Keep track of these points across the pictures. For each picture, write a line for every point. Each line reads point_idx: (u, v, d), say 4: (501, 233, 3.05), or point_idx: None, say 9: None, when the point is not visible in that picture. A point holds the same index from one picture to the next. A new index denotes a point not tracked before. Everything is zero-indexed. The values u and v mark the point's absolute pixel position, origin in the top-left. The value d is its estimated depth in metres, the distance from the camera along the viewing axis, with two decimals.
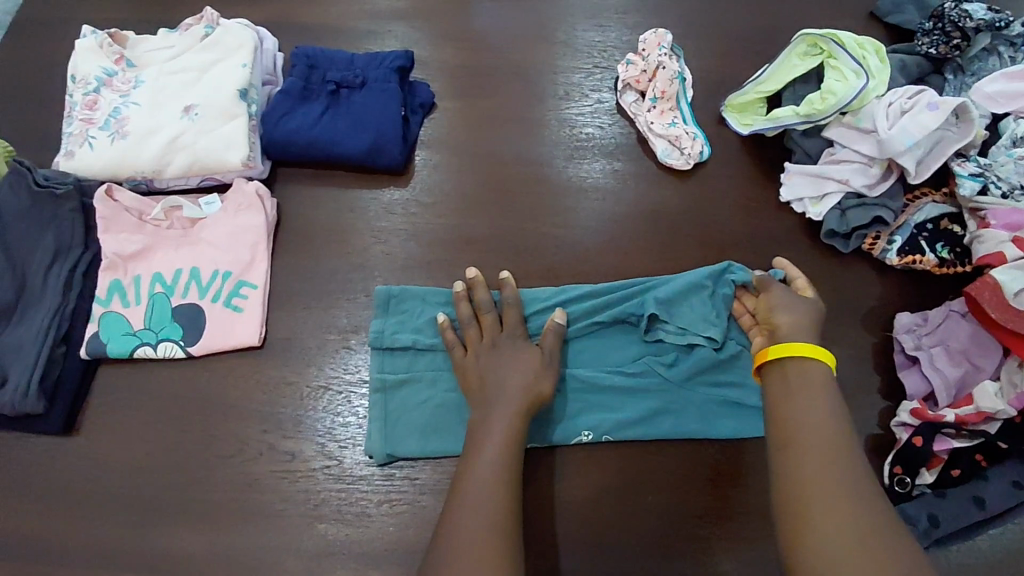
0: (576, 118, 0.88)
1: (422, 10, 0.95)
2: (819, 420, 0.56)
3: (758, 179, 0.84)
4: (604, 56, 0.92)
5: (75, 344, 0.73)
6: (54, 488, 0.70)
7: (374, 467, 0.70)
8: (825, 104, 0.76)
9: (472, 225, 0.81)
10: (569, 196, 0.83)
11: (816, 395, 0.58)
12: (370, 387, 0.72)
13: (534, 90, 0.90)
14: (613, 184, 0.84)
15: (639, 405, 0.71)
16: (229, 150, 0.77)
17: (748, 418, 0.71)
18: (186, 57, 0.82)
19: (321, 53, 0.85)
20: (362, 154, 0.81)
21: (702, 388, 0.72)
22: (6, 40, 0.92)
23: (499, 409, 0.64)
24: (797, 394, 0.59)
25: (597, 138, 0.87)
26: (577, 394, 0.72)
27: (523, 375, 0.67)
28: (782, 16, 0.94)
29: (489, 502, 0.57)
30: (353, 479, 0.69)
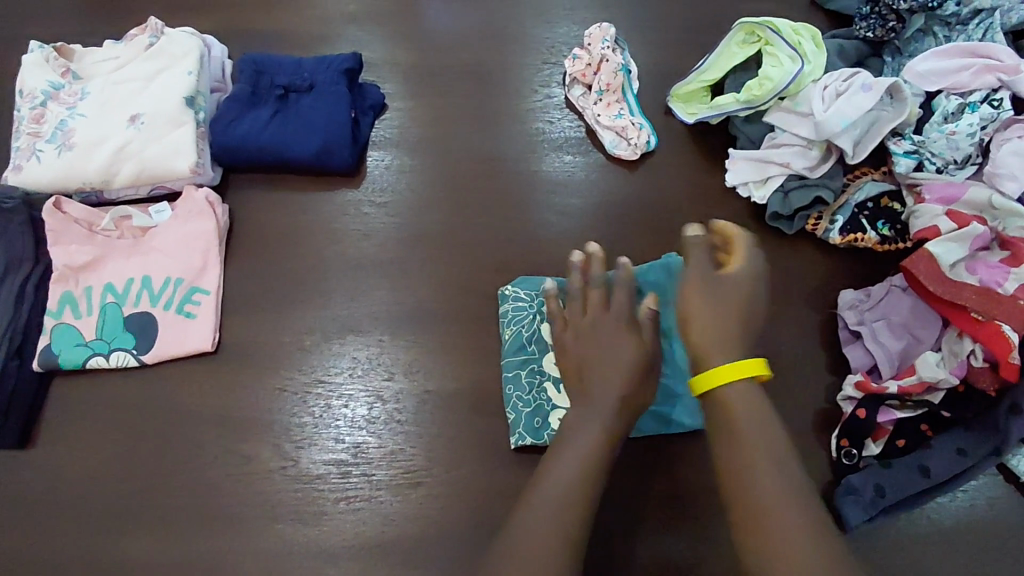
0: (527, 113, 0.89)
1: (372, 13, 0.96)
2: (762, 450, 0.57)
3: (704, 166, 0.85)
4: (552, 52, 0.93)
5: (28, 358, 0.73)
6: (11, 499, 0.70)
7: (331, 466, 0.70)
8: (762, 90, 0.78)
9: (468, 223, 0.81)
10: (521, 190, 0.84)
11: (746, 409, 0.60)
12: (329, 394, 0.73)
13: (486, 87, 0.91)
14: (565, 178, 0.85)
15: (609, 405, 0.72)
16: (177, 157, 0.78)
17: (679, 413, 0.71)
18: (131, 67, 0.81)
19: (268, 59, 0.86)
20: (312, 158, 0.82)
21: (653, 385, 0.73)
22: None
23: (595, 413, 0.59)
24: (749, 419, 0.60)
25: (547, 133, 0.88)
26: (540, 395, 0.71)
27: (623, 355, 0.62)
28: (724, 7, 0.96)
29: (568, 506, 0.54)
30: (311, 479, 0.69)
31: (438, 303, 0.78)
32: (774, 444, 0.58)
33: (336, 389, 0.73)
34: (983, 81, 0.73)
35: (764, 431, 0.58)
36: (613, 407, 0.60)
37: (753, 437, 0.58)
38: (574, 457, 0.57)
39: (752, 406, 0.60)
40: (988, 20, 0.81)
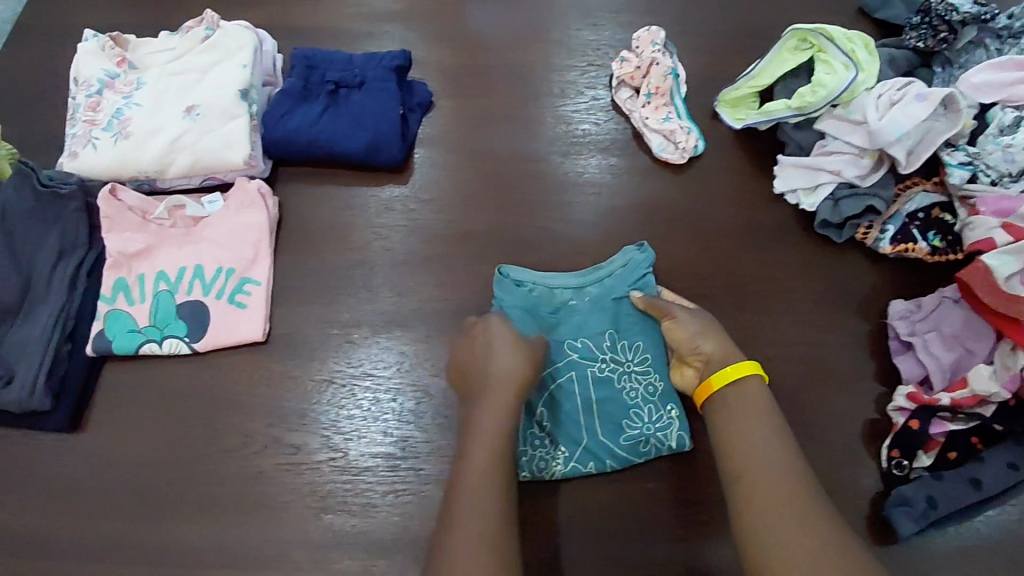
0: (572, 115, 0.89)
1: (420, 11, 0.97)
2: (771, 457, 0.57)
3: (752, 172, 0.85)
4: (598, 55, 0.93)
5: (80, 342, 0.74)
6: (62, 482, 0.70)
7: (379, 459, 0.70)
8: (815, 97, 0.78)
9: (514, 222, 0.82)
10: (565, 191, 0.84)
11: (756, 405, 0.62)
12: (376, 385, 0.73)
13: (530, 87, 0.91)
14: (609, 179, 0.85)
15: (605, 394, 0.73)
16: (231, 148, 0.78)
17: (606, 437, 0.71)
18: (187, 58, 0.82)
19: (319, 54, 0.86)
20: (362, 153, 0.82)
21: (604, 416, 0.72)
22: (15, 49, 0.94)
23: (489, 397, 0.62)
24: (739, 422, 0.60)
25: (592, 135, 0.88)
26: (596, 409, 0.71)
27: (502, 360, 0.65)
28: (771, 16, 0.96)
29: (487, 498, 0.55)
30: (359, 471, 0.70)
31: (483, 301, 0.78)
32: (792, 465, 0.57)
33: (383, 384, 0.74)
34: None
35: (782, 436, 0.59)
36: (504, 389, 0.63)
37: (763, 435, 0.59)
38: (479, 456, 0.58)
39: (747, 409, 0.61)
40: None
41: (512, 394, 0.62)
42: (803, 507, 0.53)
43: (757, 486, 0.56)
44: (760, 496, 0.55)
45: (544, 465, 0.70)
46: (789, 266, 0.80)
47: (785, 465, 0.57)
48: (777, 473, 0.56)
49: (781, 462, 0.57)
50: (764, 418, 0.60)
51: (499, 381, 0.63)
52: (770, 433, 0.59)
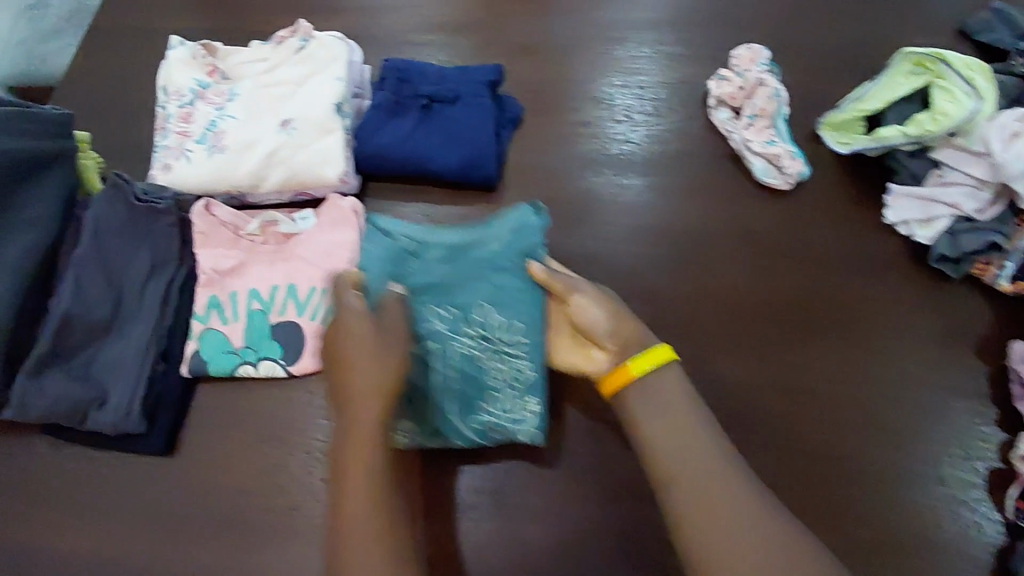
0: (637, 133, 0.87)
1: (507, 25, 0.95)
2: (704, 453, 0.58)
3: (859, 200, 0.82)
4: (668, 74, 0.91)
5: (173, 362, 0.72)
6: (157, 506, 0.69)
7: (478, 493, 0.68)
8: (936, 124, 0.75)
9: (611, 246, 0.80)
10: (641, 212, 0.82)
11: (665, 382, 0.64)
12: None
13: (613, 103, 0.89)
14: (700, 203, 0.82)
15: (467, 368, 0.69)
16: (326, 165, 0.76)
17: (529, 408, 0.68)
18: (280, 70, 0.80)
19: (412, 67, 0.84)
20: (457, 170, 0.80)
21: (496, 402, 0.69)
22: (102, 57, 0.93)
23: (366, 404, 0.62)
24: (648, 403, 0.63)
25: (660, 154, 0.85)
26: (453, 389, 0.69)
27: (370, 374, 0.62)
28: (871, 37, 0.94)
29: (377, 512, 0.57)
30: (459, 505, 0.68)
31: None
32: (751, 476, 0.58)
33: None
34: None
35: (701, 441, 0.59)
36: (375, 398, 0.62)
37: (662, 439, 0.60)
38: (365, 475, 0.58)
39: (657, 404, 0.62)
40: None
41: (388, 400, 0.62)
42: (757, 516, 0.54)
43: (688, 473, 0.57)
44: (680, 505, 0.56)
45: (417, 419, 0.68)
46: (900, 300, 0.77)
47: (710, 468, 0.57)
48: (724, 469, 0.57)
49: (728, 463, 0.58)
50: (629, 390, 0.64)
51: (370, 395, 0.62)
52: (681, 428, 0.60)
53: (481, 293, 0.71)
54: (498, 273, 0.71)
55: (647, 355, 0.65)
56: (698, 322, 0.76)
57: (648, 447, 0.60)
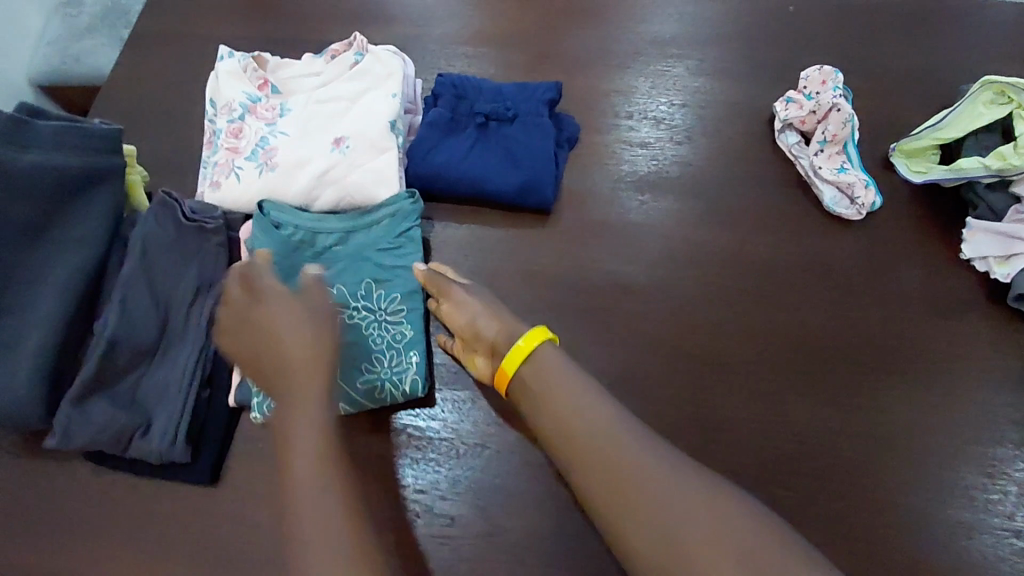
0: (655, 147, 0.84)
1: (562, 39, 0.92)
2: (602, 449, 0.54)
3: (933, 232, 0.78)
4: (705, 90, 0.87)
5: (218, 389, 0.70)
6: (196, 539, 0.65)
7: (538, 537, 0.63)
8: (1019, 159, 0.72)
9: (671, 273, 0.77)
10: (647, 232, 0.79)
11: (542, 376, 0.60)
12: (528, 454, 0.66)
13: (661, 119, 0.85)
14: (759, 227, 0.79)
15: (350, 336, 0.68)
16: (381, 186, 0.74)
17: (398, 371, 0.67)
18: (334, 85, 0.77)
19: (468, 83, 0.81)
20: (513, 192, 0.77)
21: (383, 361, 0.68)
22: (147, 65, 0.91)
23: (290, 399, 0.58)
24: (551, 390, 0.59)
25: (661, 171, 0.83)
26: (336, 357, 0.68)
27: (290, 325, 0.61)
28: (943, 59, 0.90)
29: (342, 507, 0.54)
30: (517, 550, 0.62)
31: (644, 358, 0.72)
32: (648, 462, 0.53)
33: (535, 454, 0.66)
34: None
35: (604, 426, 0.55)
36: (304, 378, 0.59)
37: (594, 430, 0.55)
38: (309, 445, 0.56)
39: (545, 376, 0.60)
40: None
41: (323, 370, 0.60)
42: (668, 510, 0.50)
43: (631, 482, 0.52)
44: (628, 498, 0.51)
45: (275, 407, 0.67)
46: (979, 340, 0.73)
47: (650, 463, 0.52)
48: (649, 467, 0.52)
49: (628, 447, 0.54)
50: (573, 408, 0.57)
51: (309, 364, 0.60)
52: (574, 404, 0.57)
53: (348, 264, 0.72)
54: (393, 245, 0.73)
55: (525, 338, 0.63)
56: (767, 357, 0.72)
57: (629, 500, 0.51)
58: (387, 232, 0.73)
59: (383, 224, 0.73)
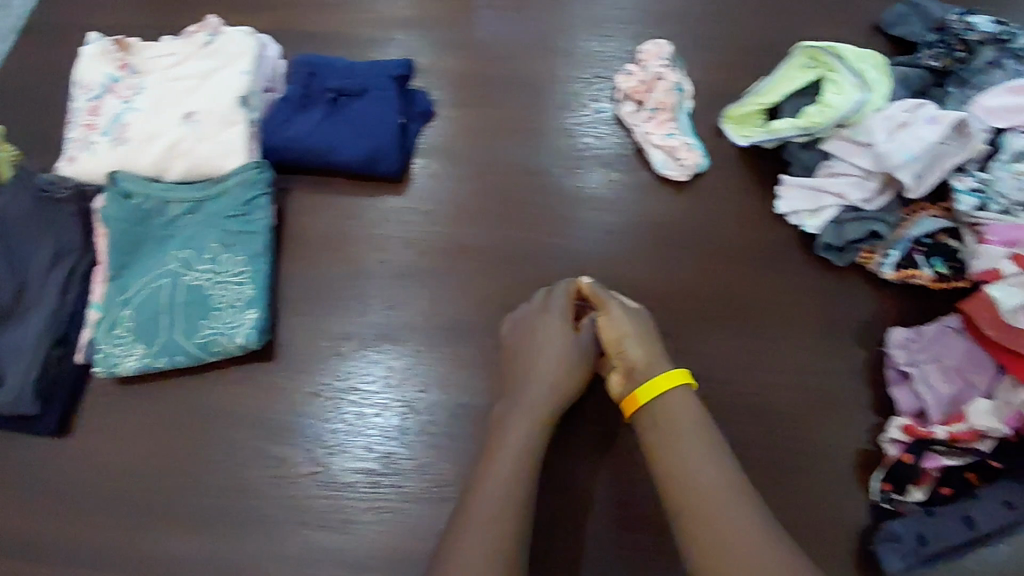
0: (592, 129, 0.87)
1: (426, 18, 0.95)
2: (716, 485, 0.56)
3: (756, 191, 0.83)
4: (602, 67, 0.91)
5: (72, 349, 0.75)
6: (49, 487, 0.72)
7: (361, 474, 0.70)
8: (823, 116, 0.76)
9: (511, 238, 0.81)
10: (552, 206, 0.83)
11: (676, 416, 0.62)
12: (363, 399, 0.73)
13: (520, 96, 0.90)
14: (595, 192, 0.84)
15: (193, 298, 0.74)
16: (227, 156, 0.78)
17: (233, 329, 0.72)
18: (187, 64, 0.82)
19: (322, 62, 0.86)
20: (361, 163, 0.82)
21: (221, 320, 0.73)
22: (27, 50, 0.95)
23: (517, 423, 0.65)
24: (681, 436, 0.60)
25: (611, 150, 0.86)
26: (178, 316, 0.73)
27: (550, 362, 0.69)
28: (785, 28, 0.94)
29: (503, 516, 0.58)
30: (341, 486, 0.70)
31: (476, 316, 0.77)
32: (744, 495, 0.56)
33: (371, 399, 0.73)
34: None
35: (721, 463, 0.58)
36: (531, 408, 0.66)
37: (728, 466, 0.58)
38: (499, 481, 0.60)
39: (690, 418, 0.62)
40: None
41: (557, 404, 0.68)
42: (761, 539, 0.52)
43: (711, 517, 0.54)
44: (723, 528, 0.53)
45: (118, 361, 0.73)
46: (788, 289, 0.78)
47: (738, 495, 0.56)
48: (731, 501, 0.55)
49: (717, 467, 0.58)
50: (695, 459, 0.58)
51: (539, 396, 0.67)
52: (704, 440, 0.60)
53: (198, 232, 0.76)
54: (240, 215, 0.76)
55: (655, 378, 0.65)
56: None
57: (698, 518, 0.55)
58: (236, 203, 0.77)
59: (229, 196, 0.77)
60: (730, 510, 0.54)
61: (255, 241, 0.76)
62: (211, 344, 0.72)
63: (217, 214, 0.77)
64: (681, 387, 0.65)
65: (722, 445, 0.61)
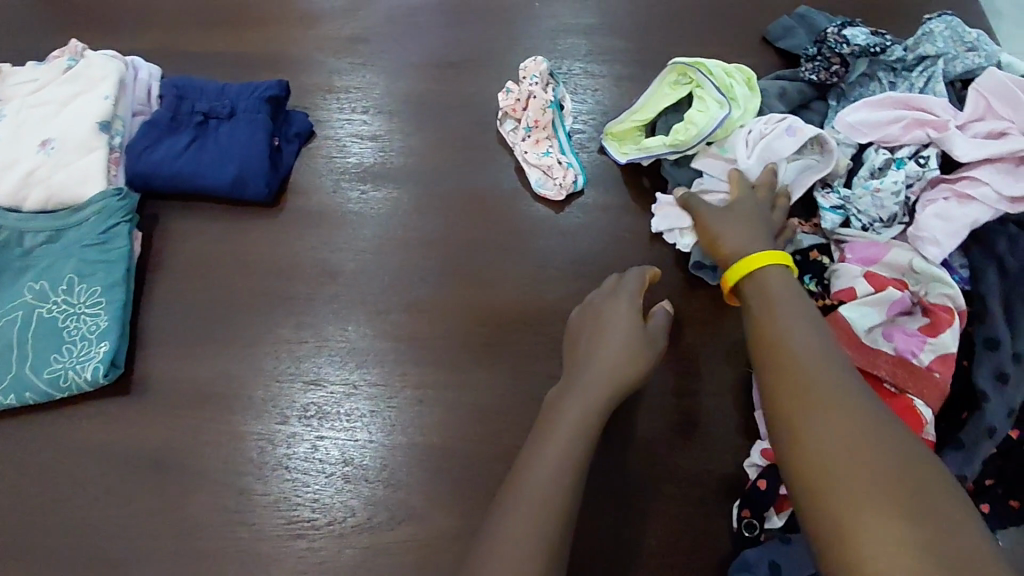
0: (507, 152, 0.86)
1: (316, 40, 0.95)
2: (791, 336, 0.53)
3: (633, 208, 0.82)
4: (489, 86, 0.91)
5: None
6: None
7: (287, 503, 0.68)
8: (688, 133, 0.75)
9: (387, 259, 0.80)
10: (431, 227, 0.82)
11: (771, 293, 0.58)
12: (302, 426, 0.71)
13: (407, 116, 0.89)
14: (476, 213, 0.83)
15: (44, 330, 0.72)
16: (85, 183, 0.76)
17: (84, 361, 0.70)
18: (49, 91, 0.81)
19: (190, 84, 0.84)
20: (228, 186, 0.80)
21: (72, 352, 0.71)
22: None
23: (580, 398, 0.63)
24: (774, 303, 0.57)
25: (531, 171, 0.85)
26: (27, 349, 0.71)
27: (611, 339, 0.67)
28: (673, 41, 0.93)
29: (544, 509, 0.54)
30: (262, 517, 0.67)
31: (346, 340, 0.76)
32: (836, 354, 0.51)
33: (308, 427, 0.71)
34: (913, 136, 0.69)
35: (812, 326, 0.54)
36: (604, 385, 0.64)
37: (787, 323, 0.54)
38: (549, 448, 0.58)
39: (787, 289, 0.59)
40: (932, 67, 0.77)
41: (614, 386, 0.64)
42: (823, 392, 0.47)
43: (807, 378, 0.49)
44: (791, 381, 0.49)
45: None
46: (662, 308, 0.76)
47: (815, 352, 0.51)
48: (807, 350, 0.51)
49: (810, 336, 0.53)
50: (784, 325, 0.54)
51: (608, 368, 0.65)
52: (784, 299, 0.57)
53: (56, 262, 0.74)
54: (100, 244, 0.75)
55: (757, 257, 0.62)
56: (465, 334, 0.76)
57: (781, 380, 0.50)
58: (97, 232, 0.75)
59: (90, 225, 0.75)
60: (800, 361, 0.51)
61: (115, 270, 0.74)
62: (60, 379, 0.70)
63: (76, 245, 0.75)
64: (772, 265, 0.61)
65: (818, 315, 0.56)
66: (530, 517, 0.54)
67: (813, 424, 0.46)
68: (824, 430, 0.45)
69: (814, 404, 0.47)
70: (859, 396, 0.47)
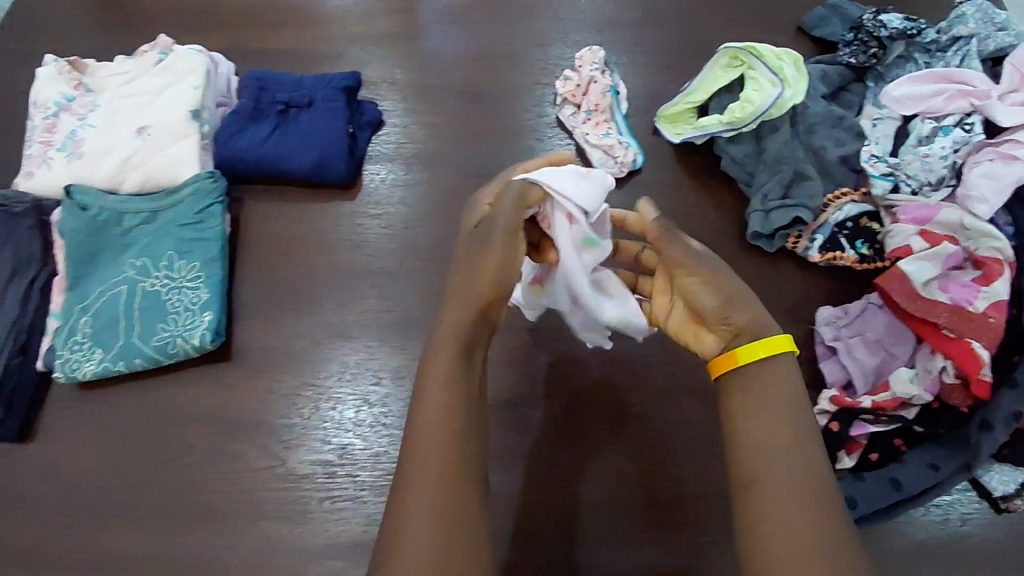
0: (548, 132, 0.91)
1: (375, 36, 1.00)
2: (764, 406, 0.53)
3: (689, 182, 0.87)
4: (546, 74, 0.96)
5: (32, 356, 0.77)
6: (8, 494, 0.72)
7: (375, 457, 0.72)
8: (744, 112, 0.81)
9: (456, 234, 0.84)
10: None
11: (771, 380, 0.54)
12: (387, 386, 0.76)
13: (465, 104, 0.94)
14: None
15: (148, 303, 0.76)
16: (179, 167, 0.81)
17: (186, 330, 0.75)
18: (140, 82, 0.86)
19: (270, 76, 0.89)
20: (309, 169, 0.85)
21: (174, 322, 0.75)
22: None
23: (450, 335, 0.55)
24: (755, 373, 0.55)
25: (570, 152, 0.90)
26: (133, 320, 0.76)
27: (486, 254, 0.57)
28: (715, 32, 0.99)
29: (435, 444, 0.51)
30: (349, 469, 0.72)
31: (425, 309, 0.80)
32: (802, 437, 0.51)
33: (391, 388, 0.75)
34: (957, 106, 0.76)
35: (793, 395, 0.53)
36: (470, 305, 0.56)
37: (770, 389, 0.53)
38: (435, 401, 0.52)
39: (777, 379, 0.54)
40: (965, 47, 0.83)
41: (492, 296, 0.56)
42: (782, 482, 0.49)
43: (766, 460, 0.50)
44: (756, 463, 0.50)
45: (77, 366, 0.74)
46: None
47: (788, 424, 0.52)
48: (775, 425, 0.51)
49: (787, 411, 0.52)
50: (766, 396, 0.53)
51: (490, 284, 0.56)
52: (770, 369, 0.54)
53: (153, 239, 0.79)
54: (193, 222, 0.79)
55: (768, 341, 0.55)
56: None
57: (748, 456, 0.51)
58: (190, 211, 0.79)
59: (184, 204, 0.80)
60: (766, 436, 0.51)
61: (209, 247, 0.79)
62: (166, 346, 0.75)
63: (172, 223, 0.79)
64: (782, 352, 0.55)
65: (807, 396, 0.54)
66: (436, 470, 0.50)
67: (778, 513, 0.47)
68: (776, 518, 0.47)
69: (772, 508, 0.48)
70: (815, 492, 0.48)
